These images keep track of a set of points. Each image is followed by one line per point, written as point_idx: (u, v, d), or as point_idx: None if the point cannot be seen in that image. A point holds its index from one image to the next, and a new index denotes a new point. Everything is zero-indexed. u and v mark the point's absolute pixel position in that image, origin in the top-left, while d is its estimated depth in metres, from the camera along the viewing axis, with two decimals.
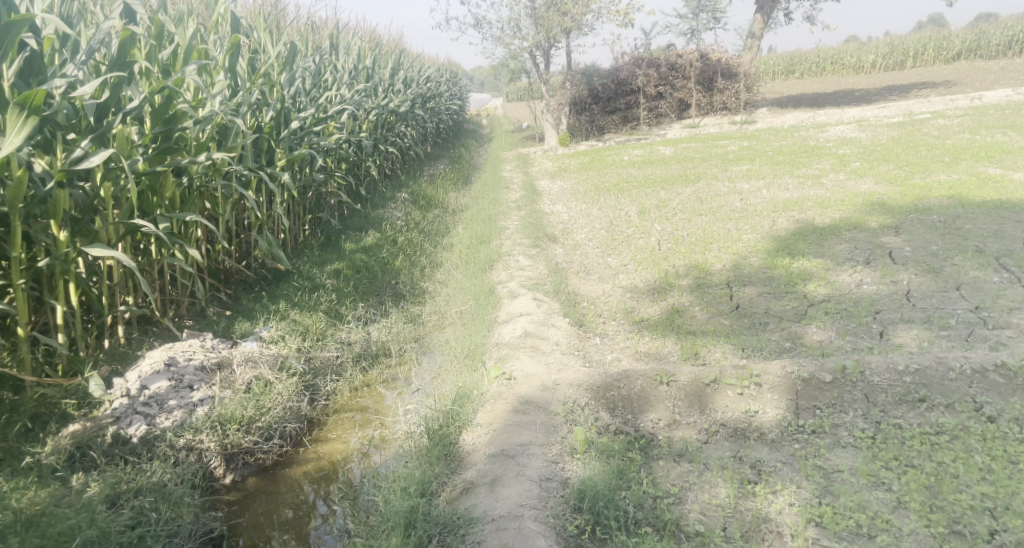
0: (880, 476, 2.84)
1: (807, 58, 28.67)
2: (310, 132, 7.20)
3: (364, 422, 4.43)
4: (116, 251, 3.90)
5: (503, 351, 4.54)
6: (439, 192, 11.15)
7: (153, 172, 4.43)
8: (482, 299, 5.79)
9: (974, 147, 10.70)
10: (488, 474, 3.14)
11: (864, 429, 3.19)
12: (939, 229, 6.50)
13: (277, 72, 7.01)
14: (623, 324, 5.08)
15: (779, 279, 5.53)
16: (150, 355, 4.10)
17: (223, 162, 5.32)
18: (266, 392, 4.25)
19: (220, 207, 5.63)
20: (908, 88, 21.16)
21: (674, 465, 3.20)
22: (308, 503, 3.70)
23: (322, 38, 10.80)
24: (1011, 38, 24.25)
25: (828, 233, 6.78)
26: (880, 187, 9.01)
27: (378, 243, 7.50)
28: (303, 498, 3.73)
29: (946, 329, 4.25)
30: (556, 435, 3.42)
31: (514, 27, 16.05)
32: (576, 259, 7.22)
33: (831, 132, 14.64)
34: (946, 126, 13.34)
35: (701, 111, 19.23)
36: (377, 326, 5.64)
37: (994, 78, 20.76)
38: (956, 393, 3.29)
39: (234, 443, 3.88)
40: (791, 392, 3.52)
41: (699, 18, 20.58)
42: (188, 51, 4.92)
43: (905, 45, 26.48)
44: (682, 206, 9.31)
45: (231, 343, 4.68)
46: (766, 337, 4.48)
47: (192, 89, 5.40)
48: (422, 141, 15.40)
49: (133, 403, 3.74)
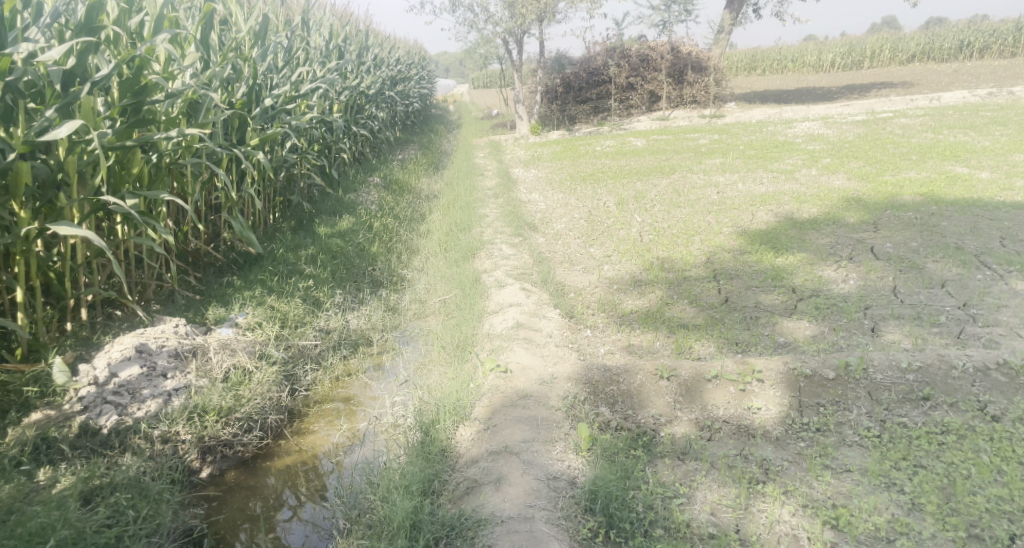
0: (891, 477, 2.83)
1: (769, 54, 29.01)
2: (283, 110, 6.91)
3: (347, 413, 4.23)
4: (84, 230, 3.63)
5: (495, 342, 4.40)
6: (411, 177, 10.89)
7: (122, 147, 4.14)
8: (467, 288, 5.63)
9: (939, 146, 10.95)
10: (493, 473, 3.01)
11: (869, 428, 3.17)
12: (917, 225, 6.59)
13: (249, 48, 6.67)
14: (613, 316, 4.99)
15: (766, 273, 5.51)
16: (119, 341, 3.82)
17: (194, 139, 5.02)
18: (245, 381, 4.02)
19: (189, 185, 5.33)
20: (869, 87, 21.63)
21: (680, 463, 3.12)
22: (292, 500, 3.51)
23: (292, 14, 10.39)
24: (963, 42, 25.07)
25: (809, 228, 6.81)
26: (852, 183, 9.13)
27: (352, 228, 7.27)
28: (286, 495, 3.54)
29: (937, 326, 4.28)
30: (557, 431, 3.30)
31: (488, 12, 15.78)
32: (558, 249, 7.11)
33: (798, 127, 14.86)
34: (909, 124, 13.66)
35: (671, 103, 19.26)
36: (356, 314, 5.42)
37: (950, 79, 21.41)
38: (959, 391, 3.30)
39: (212, 435, 3.65)
40: (794, 388, 3.47)
41: (671, 10, 20.55)
42: (160, 19, 4.61)
43: (864, 46, 27.08)
44: (660, 198, 9.27)
45: (204, 329, 4.42)
46: (759, 332, 4.44)
47: (162, 60, 5.08)
48: (392, 124, 15.05)
49: (102, 391, 3.48)
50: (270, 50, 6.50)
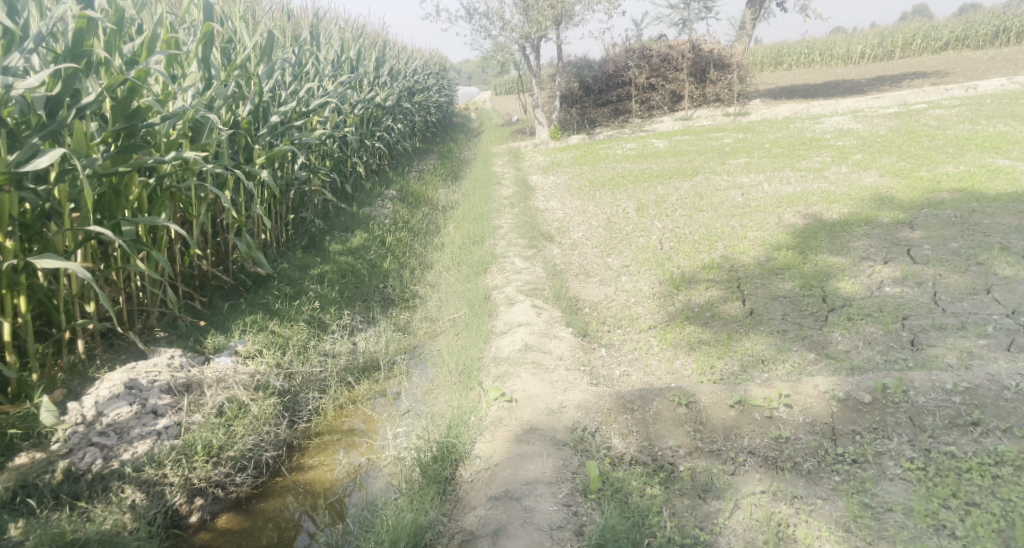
0: (940, 518, 2.51)
1: (794, 49, 28.20)
2: (292, 127, 6.77)
3: (349, 446, 4.04)
4: (70, 262, 3.47)
5: (502, 367, 4.16)
6: (427, 188, 10.70)
7: (115, 173, 4.02)
8: (477, 307, 5.39)
9: (978, 137, 10.39)
10: (491, 523, 2.77)
11: (913, 459, 2.83)
12: (957, 224, 6.15)
13: (254, 64, 6.55)
14: (630, 333, 4.70)
15: (794, 280, 5.15)
16: (109, 377, 3.68)
17: (195, 161, 4.83)
18: (240, 416, 3.87)
19: (193, 209, 5.14)
20: (900, 78, 20.88)
21: (699, 503, 2.83)
22: (307, 526, 3.44)
23: (303, 29, 10.32)
24: (999, 28, 24.17)
25: (840, 229, 6.41)
26: (886, 179, 8.67)
27: (364, 244, 7.09)
28: (302, 522, 3.47)
29: (984, 337, 3.92)
30: (564, 470, 3.04)
31: (502, 18, 15.59)
32: (574, 260, 6.85)
33: (826, 123, 14.33)
34: (944, 115, 13.05)
35: (694, 103, 18.80)
36: (363, 336, 5.21)
37: (986, 67, 20.54)
38: (1014, 415, 2.94)
39: (202, 477, 3.51)
40: (826, 414, 3.15)
41: (692, 8, 20.09)
42: (154, 40, 4.47)
43: (894, 36, 26.23)
44: (682, 202, 8.92)
45: (202, 359, 4.26)
46: (787, 347, 4.11)
47: (161, 82, 4.95)
48: (410, 135, 14.95)
49: (88, 432, 3.35)
50: (275, 67, 6.33)
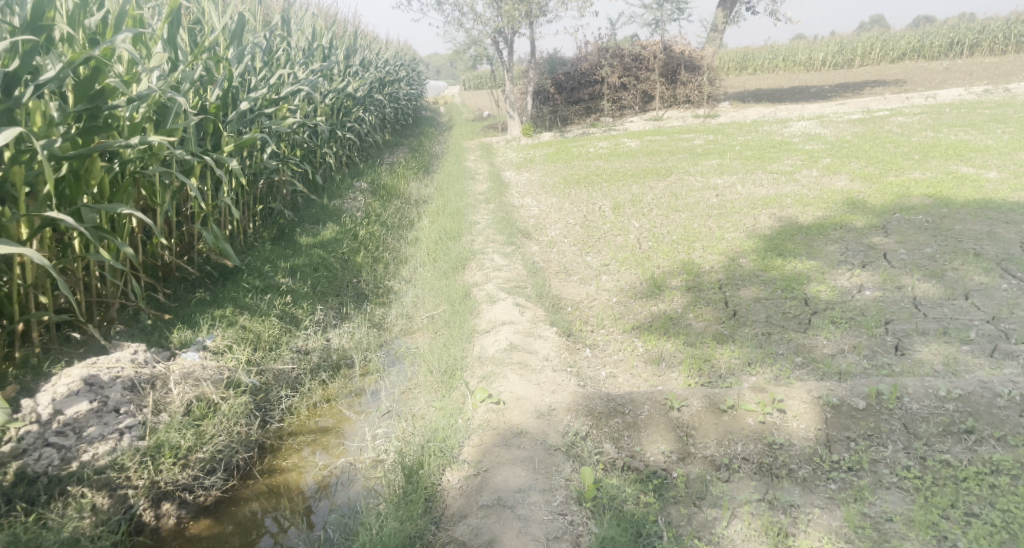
0: (941, 529, 2.48)
1: (759, 54, 28.57)
2: (262, 114, 6.49)
3: (324, 447, 3.86)
4: (26, 248, 3.20)
5: (486, 368, 4.04)
6: (400, 182, 10.49)
7: (76, 156, 3.76)
8: (457, 304, 5.25)
9: (942, 145, 10.64)
10: (484, 533, 2.66)
11: (909, 467, 2.82)
12: (929, 229, 6.24)
13: (222, 47, 6.23)
14: (614, 333, 4.62)
15: (775, 282, 5.14)
16: (66, 373, 3.43)
17: (162, 146, 4.54)
18: (209, 415, 3.67)
19: (158, 196, 4.83)
20: (862, 85, 21.32)
21: (695, 512, 2.76)
22: (277, 531, 3.30)
23: (273, 13, 9.98)
24: (953, 40, 24.92)
25: (817, 232, 6.45)
26: (856, 184, 8.80)
27: (336, 237, 6.88)
28: (271, 526, 3.33)
29: (967, 343, 3.95)
30: (557, 477, 2.95)
31: (476, 12, 15.41)
32: (553, 257, 6.75)
33: (794, 127, 14.55)
34: (908, 122, 13.37)
35: (665, 104, 18.89)
36: (337, 332, 5.02)
37: (943, 77, 21.15)
38: (1007, 423, 2.95)
39: (168, 480, 3.31)
40: (820, 420, 3.10)
41: (664, 9, 20.17)
42: (121, 17, 4.20)
43: (854, 44, 26.84)
44: (657, 202, 8.89)
45: (167, 355, 4.01)
46: (773, 350, 4.08)
47: (125, 62, 4.65)
48: (380, 127, 14.66)
49: (44, 431, 3.11)
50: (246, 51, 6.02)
